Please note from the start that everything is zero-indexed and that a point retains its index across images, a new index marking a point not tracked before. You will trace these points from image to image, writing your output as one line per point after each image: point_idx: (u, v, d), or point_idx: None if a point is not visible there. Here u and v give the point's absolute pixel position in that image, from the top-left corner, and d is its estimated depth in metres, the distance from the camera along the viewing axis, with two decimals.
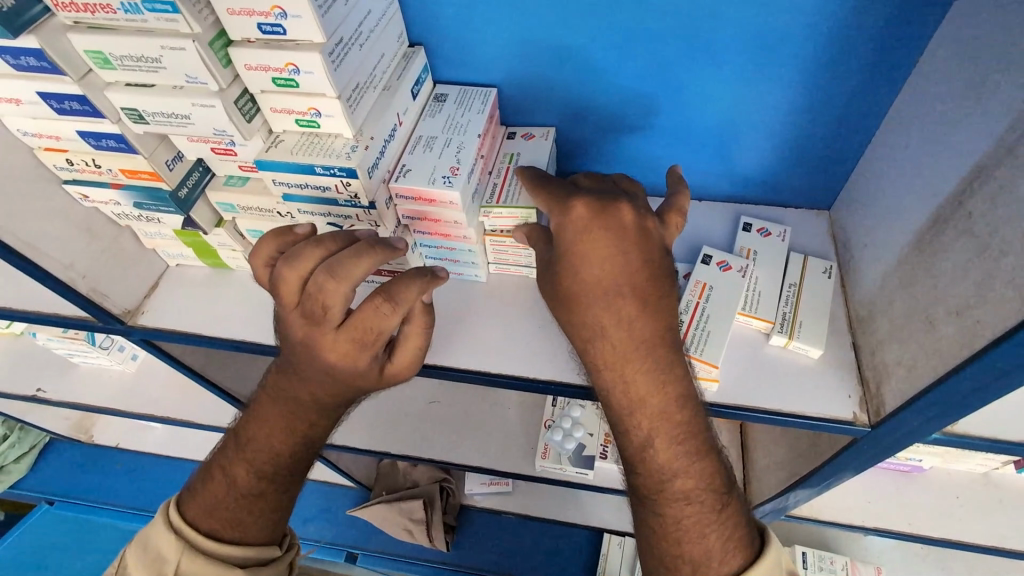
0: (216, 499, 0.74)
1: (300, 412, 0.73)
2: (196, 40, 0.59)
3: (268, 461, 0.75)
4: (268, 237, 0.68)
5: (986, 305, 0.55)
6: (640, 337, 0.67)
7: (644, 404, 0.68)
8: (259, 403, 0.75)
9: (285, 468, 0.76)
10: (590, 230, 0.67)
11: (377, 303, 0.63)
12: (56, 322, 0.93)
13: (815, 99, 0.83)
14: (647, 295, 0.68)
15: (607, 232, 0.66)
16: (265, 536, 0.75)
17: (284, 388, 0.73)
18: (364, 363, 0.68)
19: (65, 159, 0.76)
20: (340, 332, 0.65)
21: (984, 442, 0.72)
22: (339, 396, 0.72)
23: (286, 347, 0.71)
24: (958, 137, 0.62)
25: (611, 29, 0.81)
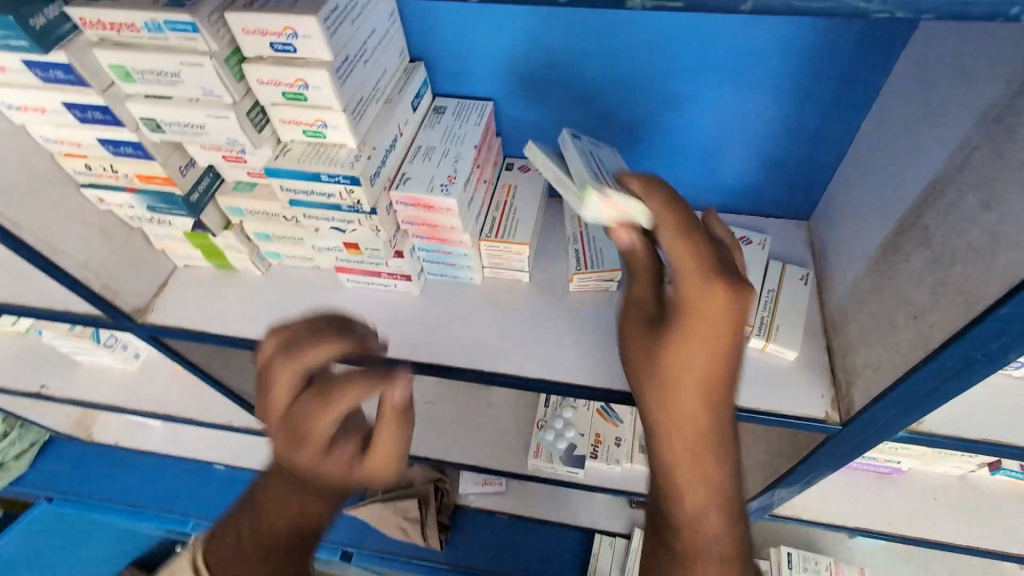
0: (226, 559, 0.66)
1: (292, 496, 0.66)
2: (213, 57, 0.63)
3: (256, 547, 0.66)
4: (271, 332, 0.63)
5: (939, 309, 0.59)
6: (704, 362, 0.62)
7: (697, 413, 0.63)
8: (264, 476, 0.69)
9: (275, 554, 0.66)
10: (692, 254, 0.63)
11: (314, 398, 0.60)
12: (67, 319, 0.97)
13: (793, 116, 0.88)
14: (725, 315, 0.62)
15: (710, 263, 0.63)
16: None
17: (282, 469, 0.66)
18: (325, 467, 0.63)
19: (84, 164, 0.80)
20: (296, 446, 0.61)
21: (947, 440, 0.77)
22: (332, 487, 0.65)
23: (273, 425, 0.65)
24: (919, 154, 0.67)
25: (601, 48, 0.85)
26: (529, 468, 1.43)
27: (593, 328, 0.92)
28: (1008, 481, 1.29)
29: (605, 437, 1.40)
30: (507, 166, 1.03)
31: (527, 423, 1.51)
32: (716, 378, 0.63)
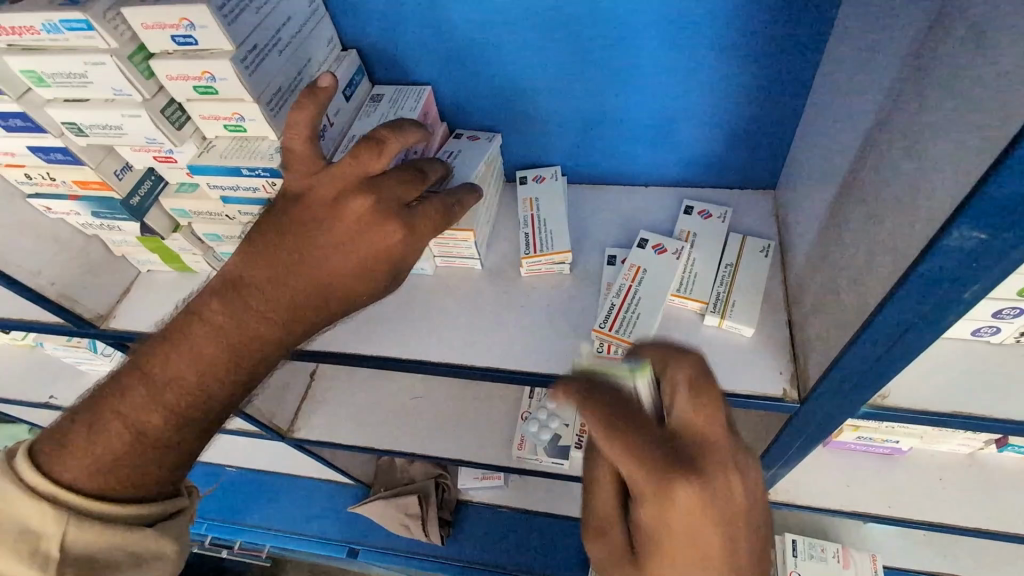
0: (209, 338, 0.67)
1: (246, 327, 0.68)
2: (114, 55, 0.63)
3: (193, 400, 0.67)
4: (393, 134, 0.70)
5: (874, 269, 0.54)
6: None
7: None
8: (207, 316, 0.68)
9: (146, 447, 0.64)
10: (686, 497, 0.49)
11: (354, 156, 0.69)
12: (31, 328, 0.98)
13: (743, 76, 0.83)
14: (752, 513, 0.53)
15: (698, 453, 0.51)
16: (93, 478, 0.60)
17: (245, 300, 0.68)
18: (331, 194, 0.69)
19: (24, 173, 0.81)
20: (327, 245, 0.69)
21: (914, 414, 0.71)
22: (240, 334, 0.68)
23: (188, 332, 0.67)
24: (857, 104, 0.61)
25: (533, 22, 0.82)
26: (513, 460, 1.42)
27: (544, 314, 0.89)
28: (1018, 459, 1.21)
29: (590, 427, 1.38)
30: (454, 136, 0.97)
31: (514, 414, 1.49)
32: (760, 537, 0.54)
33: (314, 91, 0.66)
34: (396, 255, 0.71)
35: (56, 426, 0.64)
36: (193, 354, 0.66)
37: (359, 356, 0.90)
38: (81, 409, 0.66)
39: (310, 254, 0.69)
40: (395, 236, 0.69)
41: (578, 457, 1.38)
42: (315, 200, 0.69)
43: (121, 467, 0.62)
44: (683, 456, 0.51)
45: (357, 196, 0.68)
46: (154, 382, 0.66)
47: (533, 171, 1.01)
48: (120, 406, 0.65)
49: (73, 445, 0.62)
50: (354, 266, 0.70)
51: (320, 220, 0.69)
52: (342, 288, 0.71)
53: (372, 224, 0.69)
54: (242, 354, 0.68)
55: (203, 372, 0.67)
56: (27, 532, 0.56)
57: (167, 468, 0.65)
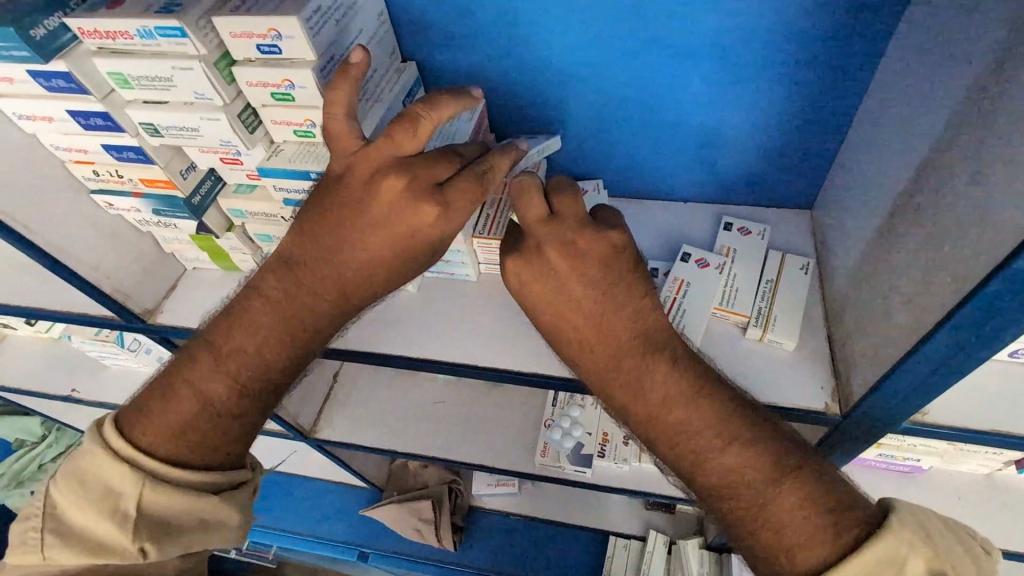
0: (263, 317, 0.69)
1: (298, 306, 0.70)
2: (202, 61, 0.65)
3: (253, 376, 0.70)
4: (424, 108, 0.67)
5: (931, 290, 0.57)
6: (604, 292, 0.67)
7: (696, 413, 0.63)
8: (263, 296, 0.70)
9: (208, 420, 0.68)
10: (525, 269, 0.68)
11: (387, 137, 0.66)
12: (80, 320, 1.00)
13: (790, 100, 0.85)
14: (621, 294, 0.68)
15: (546, 268, 0.67)
16: (167, 445, 0.67)
17: (296, 280, 0.70)
18: (369, 174, 0.67)
19: (92, 170, 0.84)
20: (368, 225, 0.67)
21: (951, 431, 0.74)
22: (291, 313, 0.70)
23: (246, 310, 0.70)
24: (912, 131, 0.64)
25: (589, 39, 0.85)
26: (535, 466, 1.44)
27: None
28: None
29: (613, 436, 1.40)
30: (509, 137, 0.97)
31: (536, 421, 1.50)
32: (645, 336, 0.67)
33: (345, 69, 0.65)
34: (437, 235, 0.68)
35: (139, 392, 0.71)
36: (252, 331, 0.69)
37: (405, 358, 0.93)
38: (158, 378, 0.71)
39: (349, 235, 0.67)
40: (430, 217, 0.66)
41: (601, 465, 1.39)
42: (354, 179, 0.67)
43: (190, 434, 0.67)
44: (536, 287, 0.68)
45: (393, 175, 0.65)
46: (219, 357, 0.69)
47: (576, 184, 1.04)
48: (188, 379, 0.69)
49: (149, 414, 0.68)
50: (395, 247, 0.68)
51: (358, 199, 0.66)
52: (386, 267, 0.69)
53: (410, 204, 0.65)
54: (296, 332, 0.70)
55: (259, 349, 0.69)
56: (110, 491, 0.65)
57: (230, 439, 0.70)
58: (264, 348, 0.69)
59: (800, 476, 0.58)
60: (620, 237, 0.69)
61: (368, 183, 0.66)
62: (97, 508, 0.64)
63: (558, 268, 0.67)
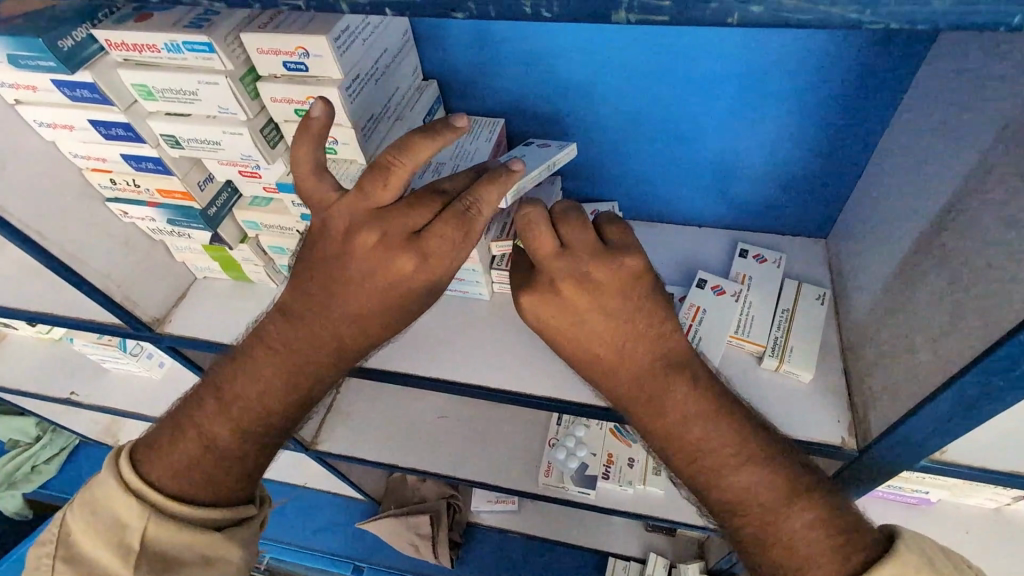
0: (260, 366, 0.70)
1: (291, 356, 0.69)
2: (229, 76, 0.65)
3: (253, 420, 0.71)
4: (392, 152, 0.59)
5: (958, 333, 0.57)
6: (622, 312, 0.61)
7: (718, 436, 0.61)
8: (261, 344, 0.70)
9: (212, 462, 0.71)
10: (547, 305, 0.62)
11: (356, 191, 0.62)
12: (87, 327, 0.99)
13: (811, 131, 0.85)
14: (640, 323, 0.62)
15: (566, 298, 0.61)
16: (176, 482, 0.70)
17: (288, 330, 0.69)
18: (342, 228, 0.63)
19: (109, 178, 0.84)
20: (351, 281, 0.64)
21: (969, 470, 0.73)
22: (285, 363, 0.69)
23: (246, 356, 0.71)
24: (939, 168, 0.64)
25: (611, 64, 0.84)
26: (538, 486, 1.42)
27: None
28: None
29: (617, 458, 1.39)
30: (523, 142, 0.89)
31: (541, 440, 1.49)
32: (667, 355, 0.63)
33: (308, 123, 0.59)
34: (423, 283, 0.65)
35: (156, 424, 0.75)
36: (253, 376, 0.70)
37: (421, 378, 0.92)
38: (173, 414, 0.75)
39: (333, 287, 0.65)
40: (408, 267, 0.63)
41: (605, 487, 1.38)
42: (330, 232, 0.64)
43: (195, 473, 0.71)
44: (559, 321, 0.62)
45: (366, 232, 0.62)
46: (224, 398, 0.72)
47: (590, 206, 1.02)
48: (197, 418, 0.72)
49: (160, 450, 0.72)
50: (381, 301, 0.65)
51: (338, 251, 0.64)
52: (380, 316, 0.67)
53: (387, 257, 0.63)
54: (293, 380, 0.70)
55: (260, 394, 0.71)
56: (119, 523, 0.68)
57: (234, 477, 0.72)
58: (264, 396, 0.71)
59: (811, 498, 0.58)
60: (638, 262, 0.62)
61: (344, 236, 0.63)
62: (104, 539, 0.67)
63: (575, 304, 0.61)
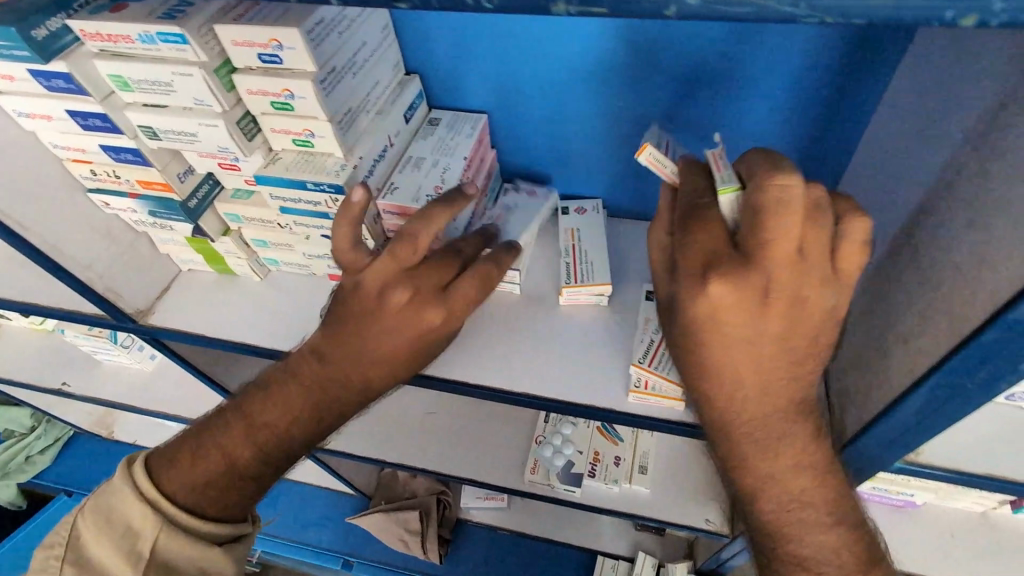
0: (288, 401, 0.72)
1: (323, 394, 0.71)
2: (203, 68, 0.65)
3: (275, 448, 0.73)
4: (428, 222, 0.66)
5: (927, 334, 0.56)
6: (795, 340, 0.57)
7: (776, 477, 0.64)
8: (290, 378, 0.72)
9: (230, 485, 0.72)
10: (732, 295, 0.54)
11: (391, 252, 0.66)
12: (71, 317, 1.00)
13: (793, 131, 0.85)
14: (800, 352, 0.59)
15: (752, 302, 0.54)
16: (193, 499, 0.71)
17: (322, 368, 0.71)
18: (375, 287, 0.67)
19: (90, 169, 0.84)
20: (383, 332, 0.68)
21: (944, 473, 0.73)
22: (313, 401, 0.72)
23: (274, 390, 0.73)
24: (912, 168, 0.64)
25: (593, 61, 0.84)
26: (524, 484, 1.42)
27: (582, 345, 0.90)
28: None
29: (604, 455, 1.40)
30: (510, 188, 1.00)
31: (528, 437, 1.49)
32: (798, 399, 0.61)
33: (347, 206, 0.64)
34: (445, 326, 0.71)
35: (174, 438, 0.76)
36: (285, 406, 0.72)
37: None
38: (193, 430, 0.76)
39: (366, 334, 0.68)
40: (435, 319, 0.69)
41: (591, 485, 1.38)
42: (366, 285, 0.67)
43: (212, 490, 0.72)
44: (733, 321, 0.56)
45: (399, 291, 0.67)
46: (250, 422, 0.73)
47: (574, 202, 1.03)
48: (220, 439, 0.73)
49: (179, 466, 0.72)
50: (410, 347, 0.70)
51: (369, 304, 0.67)
52: (402, 361, 0.71)
53: (415, 311, 0.68)
54: (321, 416, 0.72)
55: (288, 423, 0.72)
56: (130, 530, 0.69)
57: (246, 497, 0.74)
58: (292, 426, 0.72)
59: (842, 530, 0.66)
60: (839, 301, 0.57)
61: (377, 292, 0.67)
62: (114, 546, 0.68)
63: (753, 325, 0.56)
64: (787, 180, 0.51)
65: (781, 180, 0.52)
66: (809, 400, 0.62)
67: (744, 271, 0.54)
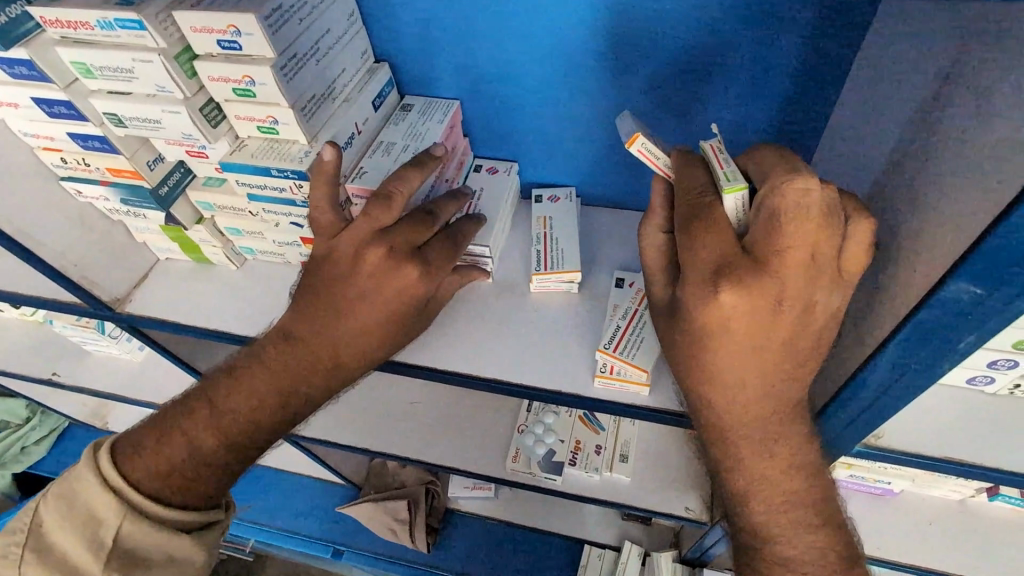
0: (255, 383, 0.73)
1: (291, 375, 0.73)
2: (162, 54, 0.66)
3: (242, 433, 0.74)
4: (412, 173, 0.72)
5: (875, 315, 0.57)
6: (799, 351, 0.58)
7: (771, 482, 0.64)
8: (256, 360, 0.74)
9: (195, 469, 0.73)
10: (744, 302, 0.55)
11: (370, 206, 0.70)
12: (48, 305, 1.01)
13: (761, 117, 0.85)
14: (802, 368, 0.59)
15: (763, 307, 0.55)
16: (157, 484, 0.72)
17: (290, 350, 0.73)
18: (354, 247, 0.70)
19: (61, 158, 0.85)
20: (353, 302, 0.71)
21: (904, 455, 0.73)
22: (280, 382, 0.73)
23: (240, 373, 0.74)
24: (867, 152, 0.64)
25: (560, 48, 0.84)
26: (506, 472, 1.43)
27: (553, 332, 0.90)
28: (1012, 510, 1.19)
29: (585, 445, 1.41)
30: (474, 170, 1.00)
31: (511, 426, 1.50)
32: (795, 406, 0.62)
33: (321, 167, 0.69)
34: (416, 296, 0.73)
35: (139, 425, 0.76)
36: (248, 391, 0.73)
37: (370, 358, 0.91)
38: (158, 417, 0.76)
39: (335, 308, 0.71)
40: (413, 275, 0.71)
41: (572, 474, 1.38)
42: (339, 254, 0.71)
43: (176, 477, 0.72)
44: (741, 329, 0.56)
45: (377, 248, 0.70)
46: (215, 407, 0.74)
47: (548, 191, 1.04)
48: (185, 425, 0.74)
49: (142, 452, 0.73)
50: (379, 321, 0.72)
51: (340, 270, 0.71)
52: (371, 336, 0.73)
53: (394, 268, 0.70)
54: (289, 397, 0.73)
55: (253, 407, 0.73)
56: (94, 517, 0.70)
57: (213, 483, 0.74)
58: (256, 412, 0.73)
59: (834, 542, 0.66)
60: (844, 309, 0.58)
61: (354, 255, 0.70)
62: (78, 532, 0.70)
63: (757, 332, 0.56)
64: (807, 185, 0.53)
65: (801, 186, 0.53)
66: (804, 403, 0.62)
67: (756, 276, 0.54)
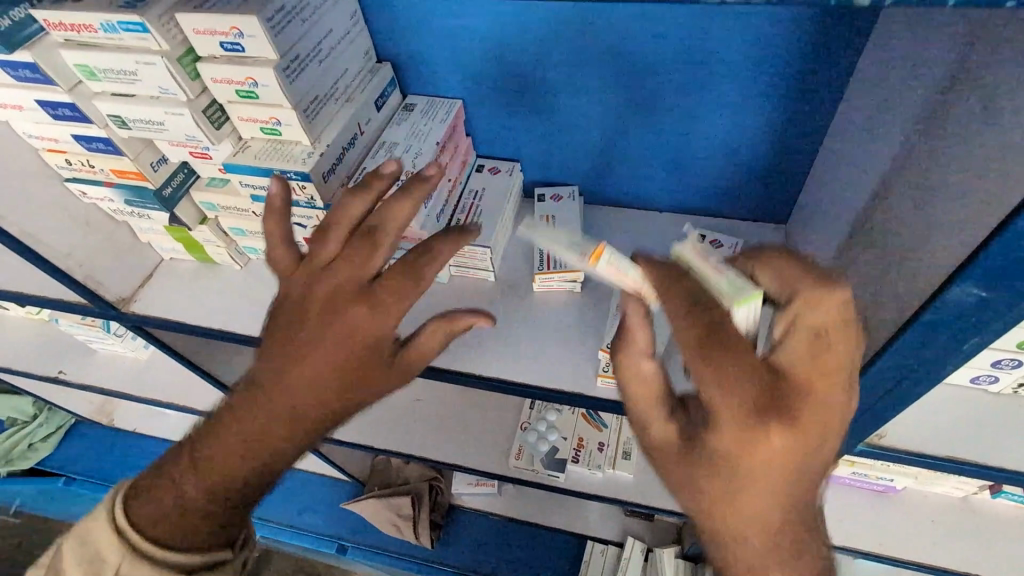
0: (242, 426, 0.57)
1: (282, 414, 0.56)
2: (165, 57, 0.66)
3: (233, 484, 0.60)
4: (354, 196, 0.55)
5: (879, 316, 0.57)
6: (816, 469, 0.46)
7: None
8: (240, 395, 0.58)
9: (192, 523, 0.59)
10: (791, 442, 0.43)
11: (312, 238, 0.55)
12: (54, 305, 1.01)
13: (764, 116, 0.84)
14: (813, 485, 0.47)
15: (810, 444, 0.44)
16: (168, 534, 0.59)
17: (271, 385, 0.55)
18: (299, 284, 0.55)
19: (65, 159, 0.86)
20: (329, 331, 0.53)
21: (907, 455, 0.73)
22: (274, 423, 0.57)
23: (227, 411, 0.59)
24: (872, 151, 0.64)
25: (563, 47, 0.84)
26: (510, 469, 1.44)
27: (555, 331, 0.91)
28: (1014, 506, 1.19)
29: (588, 442, 1.41)
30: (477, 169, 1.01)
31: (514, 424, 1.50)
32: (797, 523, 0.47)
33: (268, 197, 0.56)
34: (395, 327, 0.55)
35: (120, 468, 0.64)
36: (237, 433, 0.58)
37: None
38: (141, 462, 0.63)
39: (317, 334, 0.53)
40: (396, 299, 0.53)
41: (575, 470, 1.39)
42: (304, 281, 0.54)
43: (173, 525, 0.59)
44: (772, 468, 0.44)
45: (328, 279, 0.53)
46: (204, 452, 0.60)
47: (551, 189, 1.03)
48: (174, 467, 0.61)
49: (141, 495, 0.60)
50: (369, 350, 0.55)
51: (310, 299, 0.54)
52: (363, 367, 0.55)
53: (387, 285, 0.53)
54: (286, 440, 0.58)
55: (243, 455, 0.58)
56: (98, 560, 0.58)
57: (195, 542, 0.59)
58: (251, 458, 0.59)
59: None
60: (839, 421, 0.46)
61: (297, 297, 0.54)
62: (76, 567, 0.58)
63: (788, 465, 0.44)
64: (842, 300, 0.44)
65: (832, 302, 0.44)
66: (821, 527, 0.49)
67: (800, 408, 0.43)
